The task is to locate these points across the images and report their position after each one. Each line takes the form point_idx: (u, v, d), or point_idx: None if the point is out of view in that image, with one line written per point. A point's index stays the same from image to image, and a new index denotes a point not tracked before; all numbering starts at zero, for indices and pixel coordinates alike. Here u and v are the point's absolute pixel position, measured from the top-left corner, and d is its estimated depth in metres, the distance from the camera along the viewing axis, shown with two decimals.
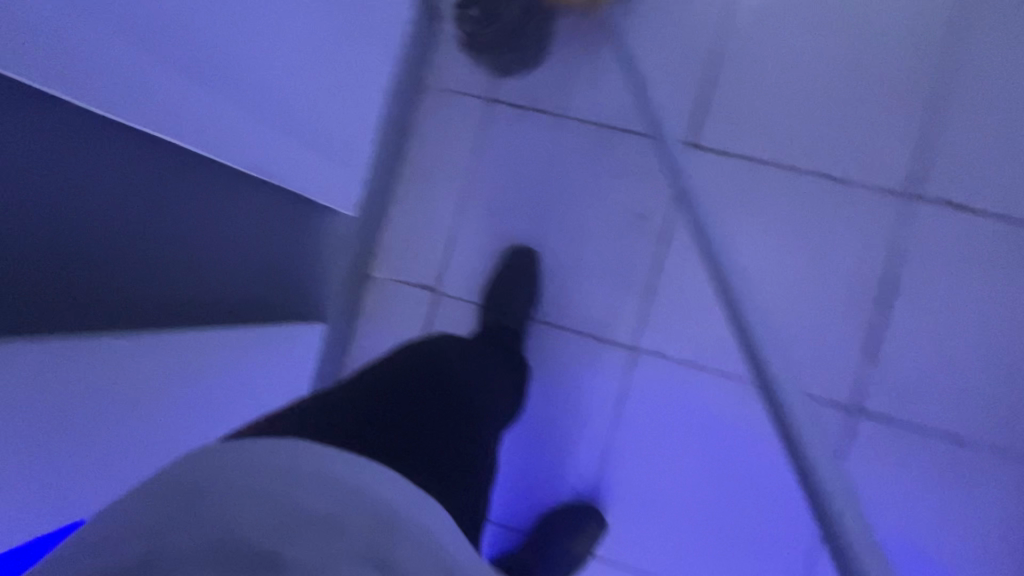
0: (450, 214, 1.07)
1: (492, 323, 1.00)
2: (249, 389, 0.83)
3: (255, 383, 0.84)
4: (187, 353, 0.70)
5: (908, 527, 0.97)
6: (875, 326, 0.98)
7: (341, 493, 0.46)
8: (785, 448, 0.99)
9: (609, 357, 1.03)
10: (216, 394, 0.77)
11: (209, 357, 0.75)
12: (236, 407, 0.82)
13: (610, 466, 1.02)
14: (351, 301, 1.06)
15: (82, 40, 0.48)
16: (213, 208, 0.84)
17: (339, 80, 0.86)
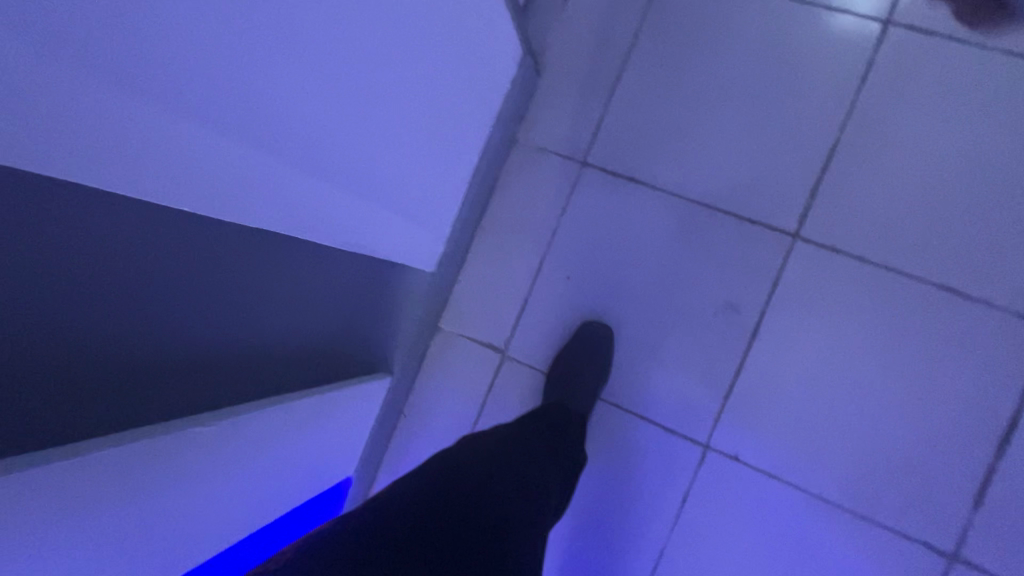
0: (528, 276, 1.04)
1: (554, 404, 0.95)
2: (308, 456, 0.81)
3: (314, 452, 0.82)
4: (251, 433, 0.66)
5: None
6: (992, 464, 0.87)
7: None
8: None
9: (678, 451, 0.96)
10: (275, 472, 0.74)
11: (273, 431, 0.70)
12: (293, 480, 0.79)
13: (665, 568, 0.95)
14: (418, 352, 1.05)
15: (202, 141, 0.47)
16: (309, 272, 0.74)
17: (434, 143, 0.85)
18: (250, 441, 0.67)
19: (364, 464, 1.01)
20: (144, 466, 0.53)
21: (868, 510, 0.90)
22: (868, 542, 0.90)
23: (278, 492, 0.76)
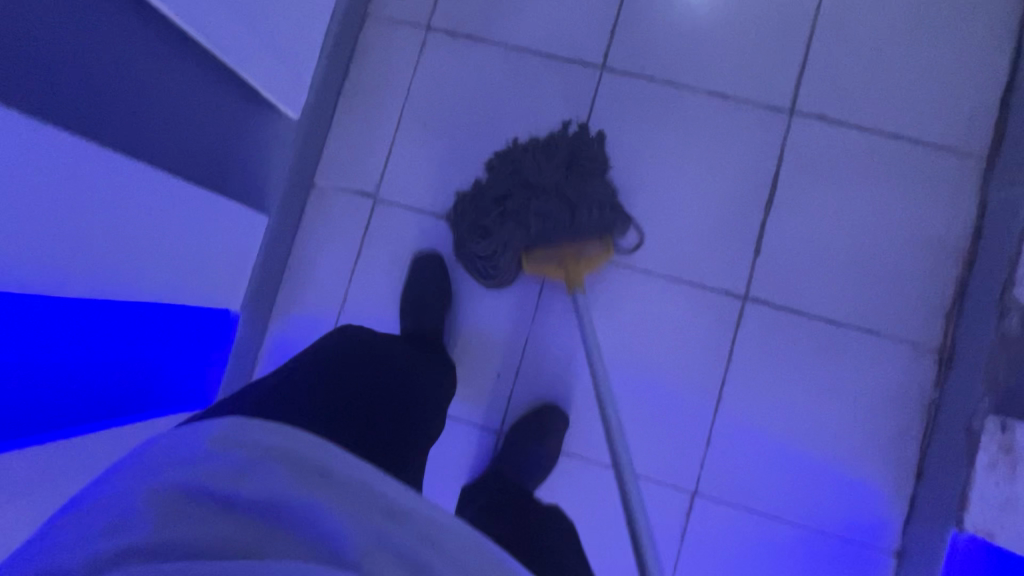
0: (390, 128, 1.17)
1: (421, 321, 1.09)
2: (199, 258, 0.92)
3: (197, 253, 0.91)
4: (140, 194, 0.76)
5: (794, 403, 1.07)
6: (764, 223, 1.10)
7: (287, 454, 0.53)
8: (685, 336, 1.10)
9: (530, 254, 1.15)
10: (161, 251, 0.83)
11: (163, 204, 0.80)
12: (177, 271, 0.88)
13: (530, 351, 1.13)
14: (295, 204, 1.15)
15: None
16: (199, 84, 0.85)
17: None
18: (140, 203, 0.76)
19: (253, 304, 1.10)
20: (60, 169, 0.63)
21: (679, 276, 1.11)
22: (684, 304, 1.10)
23: (159, 275, 0.85)
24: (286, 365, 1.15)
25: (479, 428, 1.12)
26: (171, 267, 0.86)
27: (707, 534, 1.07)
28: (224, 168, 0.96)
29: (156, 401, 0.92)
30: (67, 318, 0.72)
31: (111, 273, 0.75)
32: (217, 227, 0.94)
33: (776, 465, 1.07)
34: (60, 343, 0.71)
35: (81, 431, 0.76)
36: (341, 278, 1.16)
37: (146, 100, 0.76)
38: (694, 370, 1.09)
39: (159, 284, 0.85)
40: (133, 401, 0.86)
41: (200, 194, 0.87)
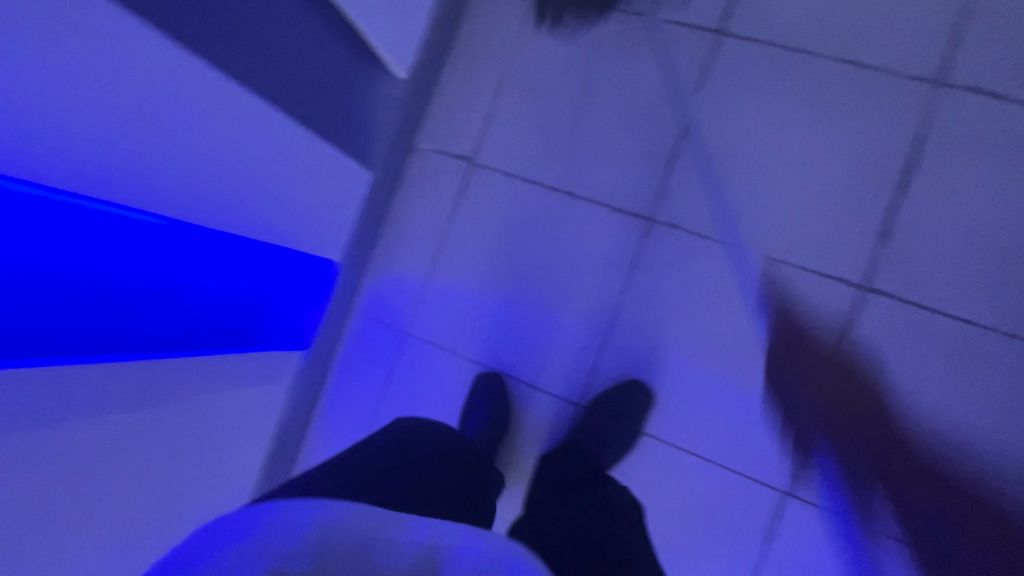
0: (490, 92, 1.17)
1: (486, 404, 1.09)
2: (296, 197, 0.95)
3: (300, 196, 0.95)
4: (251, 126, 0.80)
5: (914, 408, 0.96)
6: (895, 206, 0.99)
7: (315, 539, 0.52)
8: (791, 324, 1.01)
9: (625, 225, 1.10)
10: (267, 186, 0.87)
11: (272, 143, 0.85)
12: (280, 208, 0.92)
13: (618, 326, 1.09)
14: (395, 164, 1.18)
15: None
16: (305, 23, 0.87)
17: None
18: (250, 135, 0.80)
19: (351, 257, 1.15)
20: (154, 77, 0.65)
21: (790, 258, 1.02)
22: (792, 289, 1.01)
23: (257, 206, 0.88)
24: (378, 318, 1.19)
25: (559, 398, 1.11)
26: (268, 201, 0.89)
27: (798, 539, 0.99)
28: (337, 117, 1.00)
29: (252, 341, 0.95)
30: (177, 244, 0.74)
31: (207, 194, 0.78)
32: (316, 168, 0.96)
33: (884, 473, 0.97)
34: (168, 267, 0.73)
35: (173, 354, 0.79)
36: (433, 239, 1.18)
37: (274, 39, 0.81)
38: (797, 362, 1.01)
39: (256, 216, 0.88)
40: (229, 336, 0.89)
41: (309, 136, 0.91)
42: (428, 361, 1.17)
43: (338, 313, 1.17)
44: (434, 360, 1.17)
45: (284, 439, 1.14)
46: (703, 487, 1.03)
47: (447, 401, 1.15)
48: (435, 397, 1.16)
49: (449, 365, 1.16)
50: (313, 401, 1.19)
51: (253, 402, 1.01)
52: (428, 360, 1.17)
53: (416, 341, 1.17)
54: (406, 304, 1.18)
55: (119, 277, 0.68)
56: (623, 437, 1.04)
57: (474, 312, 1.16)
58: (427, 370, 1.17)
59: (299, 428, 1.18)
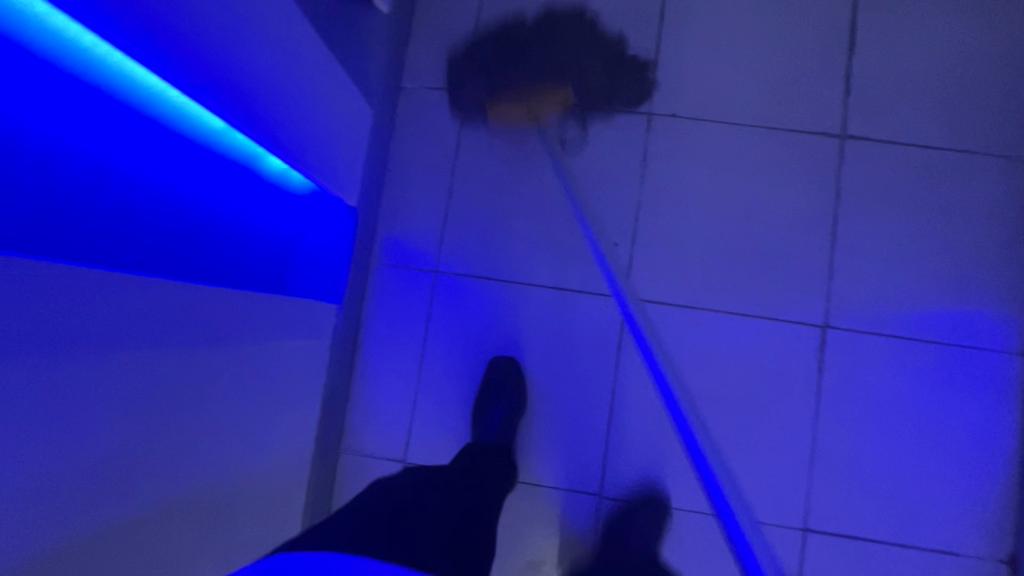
0: (471, 24, 1.19)
1: (503, 385, 1.08)
2: (319, 118, 0.89)
3: (322, 123, 0.89)
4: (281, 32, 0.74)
5: (902, 227, 1.11)
6: (848, 66, 1.15)
7: None
8: (788, 182, 1.13)
9: (627, 125, 1.17)
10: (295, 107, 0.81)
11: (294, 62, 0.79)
12: (308, 135, 0.86)
13: (642, 217, 1.15)
14: (389, 106, 1.15)
15: None
16: None
17: None
18: (281, 41, 0.74)
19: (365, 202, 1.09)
20: None
21: (776, 126, 1.14)
22: (783, 153, 1.14)
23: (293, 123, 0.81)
24: (403, 264, 1.15)
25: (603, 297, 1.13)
26: (300, 116, 0.84)
27: (843, 364, 1.09)
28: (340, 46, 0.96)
29: (273, 277, 0.92)
30: (201, 158, 0.74)
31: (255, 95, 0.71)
32: (328, 86, 0.91)
33: (893, 289, 1.10)
34: (189, 176, 0.73)
35: (212, 276, 0.78)
36: (442, 174, 1.16)
37: None
38: (802, 212, 1.13)
39: (294, 133, 0.82)
40: (252, 267, 0.87)
41: (321, 56, 0.87)
42: (466, 295, 1.13)
43: (361, 264, 1.12)
44: (471, 292, 1.13)
45: (332, 405, 1.06)
46: (750, 343, 1.11)
47: (494, 329, 1.13)
48: (481, 329, 1.13)
49: (488, 293, 1.14)
50: (351, 362, 1.12)
51: (301, 355, 0.94)
52: (464, 294, 1.14)
53: (448, 278, 1.14)
54: (429, 244, 1.15)
55: (145, 180, 0.66)
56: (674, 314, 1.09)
57: (500, 236, 1.15)
58: (466, 304, 1.14)
59: (342, 395, 1.11)
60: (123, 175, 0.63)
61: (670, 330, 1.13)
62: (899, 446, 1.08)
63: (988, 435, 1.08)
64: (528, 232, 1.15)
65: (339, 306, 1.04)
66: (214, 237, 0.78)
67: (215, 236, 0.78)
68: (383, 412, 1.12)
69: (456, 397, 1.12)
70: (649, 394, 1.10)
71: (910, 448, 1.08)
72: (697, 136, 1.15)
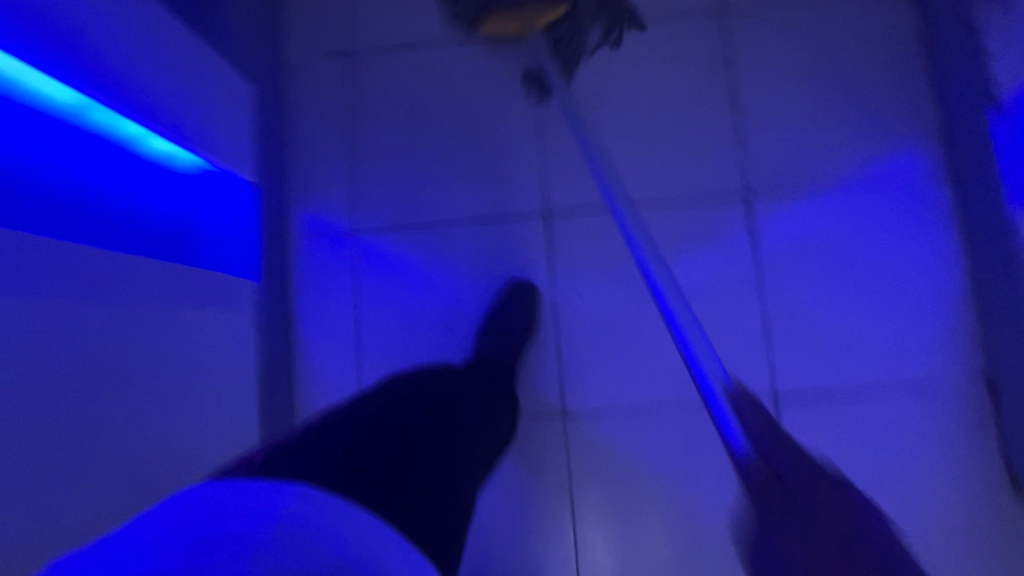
0: None
1: (498, 309, 1.05)
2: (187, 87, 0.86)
3: (193, 83, 0.87)
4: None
5: (800, 91, 1.09)
6: None
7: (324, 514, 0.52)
8: (677, 69, 1.12)
9: (513, 47, 1.14)
10: (150, 58, 0.78)
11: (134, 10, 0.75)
12: (168, 85, 0.81)
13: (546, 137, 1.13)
14: (275, 83, 1.14)
15: None
16: None
17: None
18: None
19: (265, 179, 1.07)
20: None
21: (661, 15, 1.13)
22: (670, 36, 1.13)
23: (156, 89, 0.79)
24: (321, 235, 1.12)
25: (524, 223, 1.11)
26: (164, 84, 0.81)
27: (773, 228, 1.07)
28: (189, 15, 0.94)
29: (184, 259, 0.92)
30: (70, 137, 0.73)
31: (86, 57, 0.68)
32: (191, 50, 0.87)
33: (797, 153, 1.08)
34: (58, 153, 0.72)
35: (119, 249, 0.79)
36: (342, 135, 1.15)
37: None
38: (701, 93, 1.11)
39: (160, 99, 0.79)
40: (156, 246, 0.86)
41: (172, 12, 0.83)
42: (389, 250, 1.12)
43: (276, 240, 1.09)
44: (395, 245, 1.12)
45: (275, 382, 1.04)
46: (681, 232, 1.08)
47: (422, 278, 1.11)
48: (414, 279, 1.11)
49: (408, 246, 1.12)
50: (287, 339, 1.09)
51: (217, 327, 0.90)
52: (388, 249, 1.12)
53: (370, 238, 1.12)
54: (342, 209, 1.13)
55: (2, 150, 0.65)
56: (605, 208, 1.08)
57: (412, 182, 1.13)
58: (393, 259, 1.11)
59: (287, 373, 1.08)
60: None
61: (599, 237, 1.09)
62: (848, 305, 1.04)
63: (938, 262, 1.04)
64: (436, 178, 1.13)
65: (259, 282, 1.01)
66: (113, 215, 0.79)
67: (115, 215, 0.80)
68: (331, 381, 1.08)
69: (403, 350, 1.09)
70: (591, 301, 1.07)
71: (864, 293, 1.04)
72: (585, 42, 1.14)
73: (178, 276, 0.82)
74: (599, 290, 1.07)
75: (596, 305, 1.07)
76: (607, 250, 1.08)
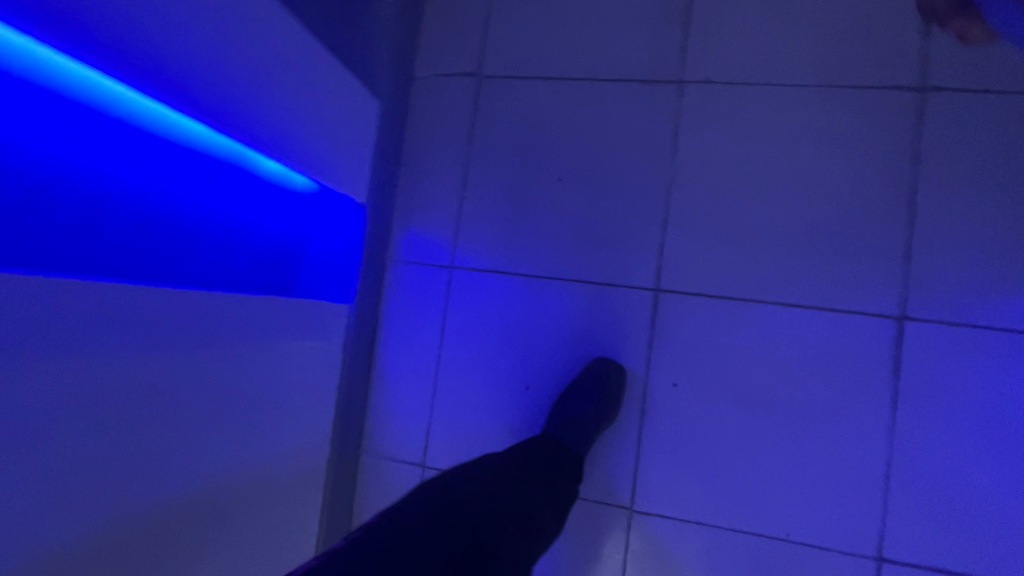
0: (483, 3, 1.12)
1: (585, 381, 0.98)
2: (309, 117, 0.85)
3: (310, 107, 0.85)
4: (249, 9, 0.70)
5: (1002, 203, 0.91)
6: (932, 1, 0.94)
7: None
8: (849, 148, 0.95)
9: (658, 95, 1.03)
10: (272, 87, 0.76)
11: (260, 38, 0.73)
12: (290, 118, 0.80)
13: (676, 200, 1.00)
14: (401, 97, 1.11)
15: None
16: None
17: None
18: (237, 13, 0.68)
19: (375, 197, 1.06)
20: None
21: (842, 82, 0.96)
22: (851, 110, 0.95)
23: (278, 123, 0.78)
24: (420, 261, 1.10)
25: (631, 291, 1.01)
26: (286, 118, 0.80)
27: (927, 370, 0.90)
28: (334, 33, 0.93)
29: (284, 282, 0.94)
30: (195, 165, 0.75)
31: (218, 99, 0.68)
32: (319, 79, 0.86)
33: (997, 274, 0.90)
34: (179, 182, 0.74)
35: (218, 278, 0.82)
36: (459, 162, 1.11)
37: None
38: (873, 180, 0.94)
39: (280, 134, 0.79)
40: (255, 274, 0.88)
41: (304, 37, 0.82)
42: (483, 292, 1.07)
43: (377, 260, 1.09)
44: (489, 288, 1.07)
45: (351, 403, 1.05)
46: (812, 339, 0.93)
47: (511, 327, 1.06)
48: (501, 327, 1.06)
49: (504, 291, 1.07)
50: (370, 360, 1.10)
51: (301, 353, 0.91)
52: (483, 289, 1.07)
53: (466, 276, 1.08)
54: (445, 238, 1.10)
55: (122, 181, 0.67)
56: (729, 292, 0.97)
57: (519, 226, 1.07)
58: (485, 301, 1.07)
59: (363, 393, 1.09)
60: (98, 176, 0.64)
61: (712, 326, 0.97)
62: (1019, 468, 0.87)
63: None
64: (546, 224, 1.06)
65: (351, 306, 1.02)
66: (221, 245, 0.82)
67: (224, 245, 0.82)
68: (402, 411, 1.08)
69: (477, 399, 1.05)
70: (691, 398, 0.96)
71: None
72: (743, 99, 0.99)
73: (272, 308, 0.83)
74: (702, 388, 0.96)
75: (696, 404, 0.96)
76: (718, 342, 0.96)
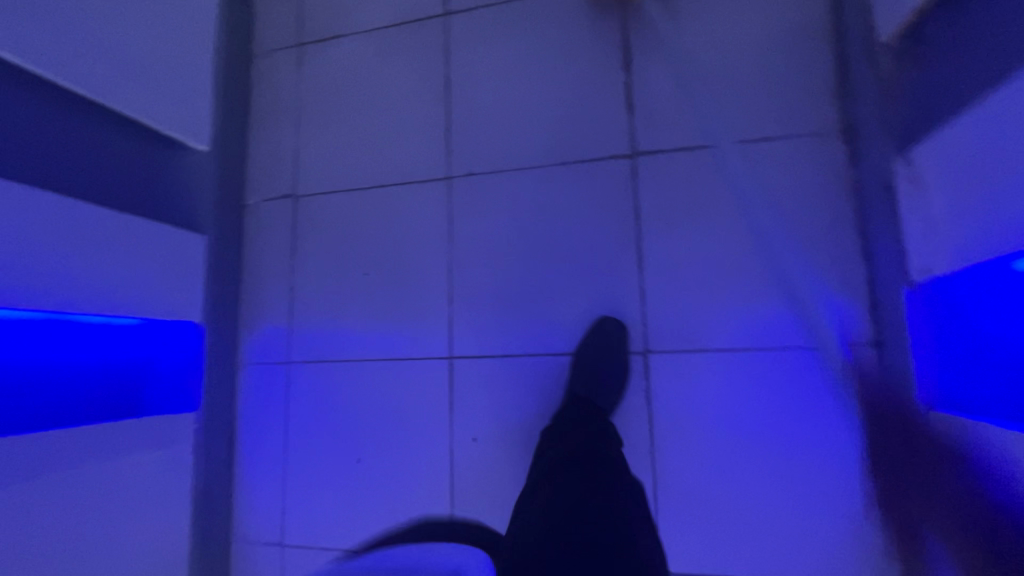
0: (291, 136, 1.33)
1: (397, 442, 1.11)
2: (133, 273, 1.06)
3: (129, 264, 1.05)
4: (58, 216, 0.92)
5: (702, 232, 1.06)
6: (630, 83, 1.12)
7: None
8: (584, 215, 1.12)
9: (433, 191, 1.21)
10: (76, 258, 0.95)
11: (45, 226, 0.90)
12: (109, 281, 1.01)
13: (455, 278, 1.17)
14: (232, 225, 1.30)
15: None
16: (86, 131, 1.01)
17: (179, 47, 1.17)
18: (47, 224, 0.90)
19: (214, 313, 1.24)
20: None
21: (572, 159, 1.14)
22: (583, 182, 1.12)
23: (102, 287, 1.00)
24: (263, 360, 1.26)
25: (431, 361, 1.16)
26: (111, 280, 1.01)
27: (668, 390, 1.03)
28: (151, 191, 1.14)
29: (131, 405, 1.06)
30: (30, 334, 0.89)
31: (41, 285, 0.89)
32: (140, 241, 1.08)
33: (709, 304, 1.03)
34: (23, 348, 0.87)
35: (86, 417, 0.98)
36: (287, 272, 1.28)
37: (59, 144, 0.96)
38: (607, 236, 1.10)
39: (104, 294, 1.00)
40: (116, 406, 1.03)
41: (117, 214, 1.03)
42: (316, 379, 1.22)
43: (224, 365, 1.26)
44: (320, 374, 1.22)
45: (210, 496, 1.19)
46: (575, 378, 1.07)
47: (339, 408, 1.20)
48: (334, 410, 1.20)
49: (331, 375, 1.21)
50: (230, 455, 1.25)
51: (154, 468, 1.07)
52: (313, 377, 1.23)
53: (300, 367, 1.24)
54: (281, 337, 1.26)
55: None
56: (517, 421, 1.10)
57: (339, 318, 1.23)
58: (316, 387, 1.22)
59: (226, 485, 1.23)
60: None
61: (500, 380, 1.12)
62: (763, 474, 0.97)
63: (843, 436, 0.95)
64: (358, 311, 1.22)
65: (199, 411, 1.19)
66: (81, 387, 0.97)
67: (83, 387, 0.97)
68: (262, 498, 1.22)
69: (319, 475, 1.19)
70: (486, 448, 1.11)
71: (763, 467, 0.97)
72: (498, 185, 1.17)
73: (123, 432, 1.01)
74: (494, 438, 1.11)
75: (492, 452, 1.10)
76: (504, 390, 1.12)
